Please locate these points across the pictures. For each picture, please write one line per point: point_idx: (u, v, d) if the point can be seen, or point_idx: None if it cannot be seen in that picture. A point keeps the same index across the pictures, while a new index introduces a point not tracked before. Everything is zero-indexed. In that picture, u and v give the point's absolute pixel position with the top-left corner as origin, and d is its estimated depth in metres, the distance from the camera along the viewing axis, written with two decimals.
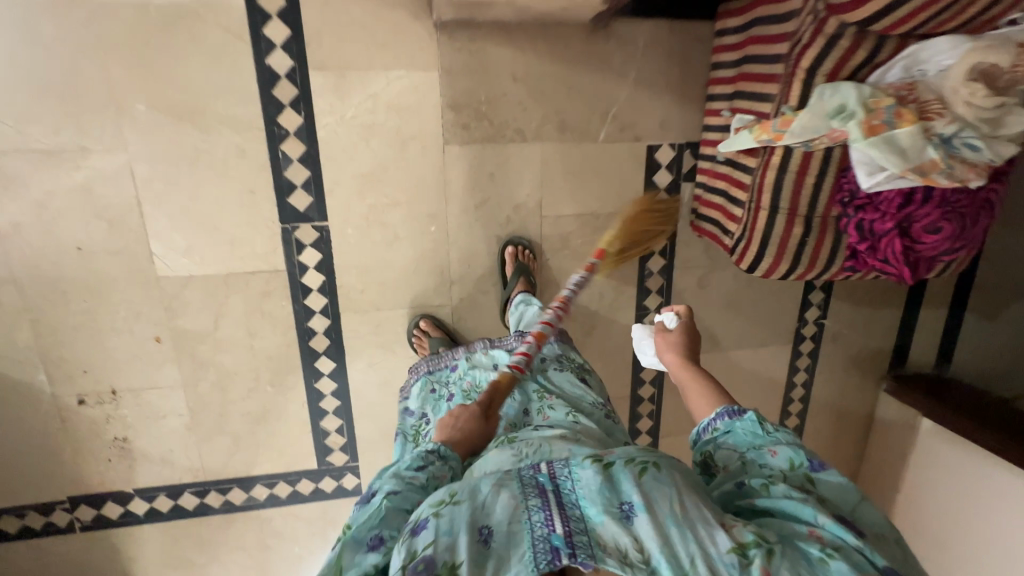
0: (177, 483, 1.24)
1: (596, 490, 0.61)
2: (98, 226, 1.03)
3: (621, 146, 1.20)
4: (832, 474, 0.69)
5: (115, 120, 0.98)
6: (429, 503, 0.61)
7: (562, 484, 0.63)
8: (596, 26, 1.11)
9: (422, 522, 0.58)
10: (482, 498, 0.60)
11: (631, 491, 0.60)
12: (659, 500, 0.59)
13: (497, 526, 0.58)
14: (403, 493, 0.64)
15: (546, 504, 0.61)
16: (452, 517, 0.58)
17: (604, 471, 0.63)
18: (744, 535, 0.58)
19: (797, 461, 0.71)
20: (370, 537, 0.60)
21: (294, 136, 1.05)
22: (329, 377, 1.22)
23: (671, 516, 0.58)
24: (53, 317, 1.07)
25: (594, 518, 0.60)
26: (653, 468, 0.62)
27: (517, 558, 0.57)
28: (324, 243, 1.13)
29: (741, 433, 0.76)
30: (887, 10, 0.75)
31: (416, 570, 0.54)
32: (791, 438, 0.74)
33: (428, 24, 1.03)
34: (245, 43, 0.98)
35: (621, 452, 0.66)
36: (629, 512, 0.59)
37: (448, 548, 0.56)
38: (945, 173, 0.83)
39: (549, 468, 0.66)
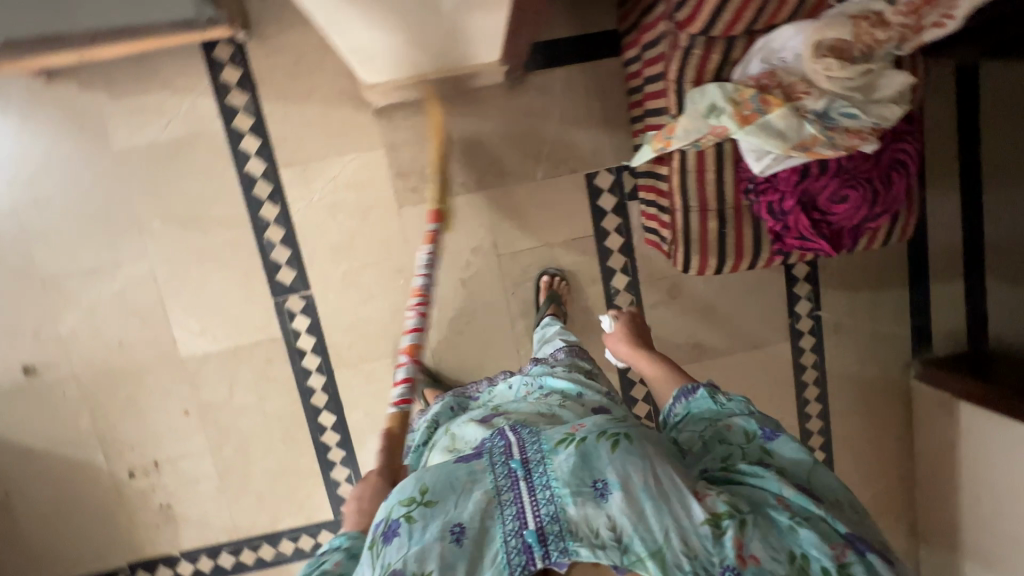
0: (215, 543, 1.38)
1: (568, 471, 0.57)
2: (133, 322, 1.27)
3: (560, 179, 1.31)
4: (787, 441, 0.67)
5: (138, 237, 1.24)
6: (399, 503, 0.58)
7: (533, 470, 0.59)
8: (513, 83, 1.26)
9: (394, 529, 0.55)
10: (454, 498, 0.57)
11: (605, 468, 0.57)
12: (633, 475, 0.56)
13: (469, 523, 0.55)
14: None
15: (518, 497, 0.57)
16: (424, 522, 0.55)
17: (576, 452, 0.59)
18: (717, 506, 0.56)
19: (752, 432, 0.68)
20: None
21: (273, 223, 1.25)
22: (332, 429, 1.35)
23: (644, 490, 0.56)
24: (105, 403, 1.29)
25: (565, 499, 0.56)
26: (625, 441, 0.59)
27: (491, 555, 0.55)
28: (311, 309, 1.30)
29: (699, 412, 0.75)
30: (715, 16, 0.83)
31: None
32: (743, 407, 0.72)
33: (368, 113, 1.23)
34: (227, 157, 1.22)
35: (592, 424, 0.62)
36: (603, 491, 0.56)
37: (420, 558, 0.53)
38: (828, 144, 0.86)
39: (521, 451, 0.61)
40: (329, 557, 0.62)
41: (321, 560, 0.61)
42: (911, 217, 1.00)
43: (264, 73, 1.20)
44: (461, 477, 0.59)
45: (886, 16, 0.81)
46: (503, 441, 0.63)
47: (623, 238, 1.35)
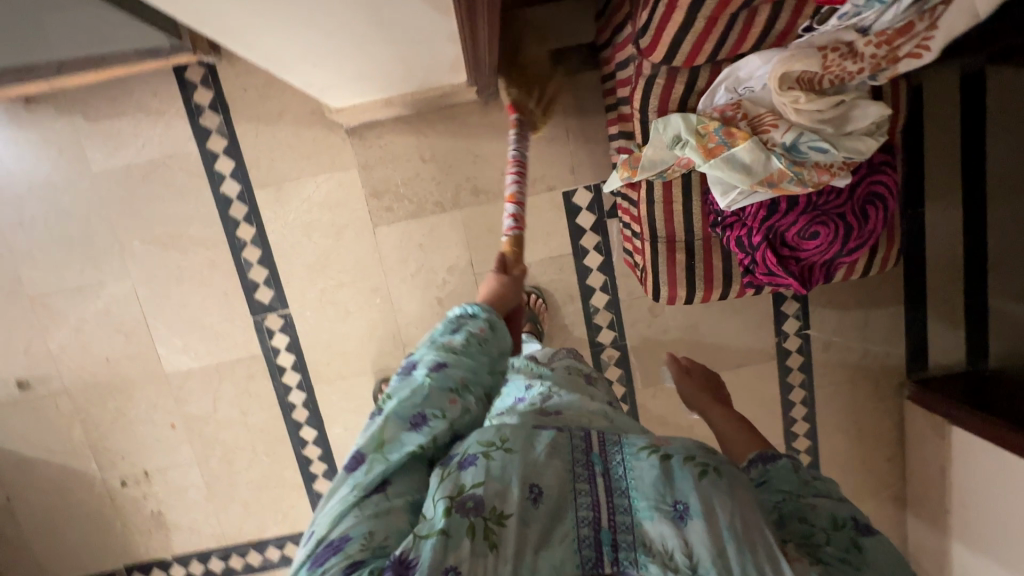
0: (205, 548, 1.43)
1: (649, 483, 0.52)
2: (119, 339, 1.30)
3: (537, 197, 1.29)
4: (882, 541, 0.55)
5: (120, 256, 1.26)
6: (477, 440, 0.54)
7: (610, 467, 0.55)
8: (487, 100, 1.23)
9: (471, 458, 0.52)
10: (537, 451, 0.54)
11: (690, 491, 0.51)
12: (720, 509, 0.50)
13: (550, 488, 0.51)
14: (449, 363, 0.60)
15: (594, 490, 0.52)
16: (503, 464, 0.52)
17: (661, 461, 0.53)
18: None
19: (841, 518, 0.56)
20: (412, 414, 0.57)
21: (250, 244, 1.27)
22: (314, 443, 1.38)
23: (729, 530, 0.49)
24: (96, 416, 1.34)
25: (642, 511, 0.51)
26: (716, 473, 0.52)
27: (560, 533, 0.50)
28: (290, 327, 1.31)
29: (778, 481, 0.62)
30: (674, 46, 0.78)
31: (464, 504, 0.48)
32: (835, 491, 0.60)
33: (341, 133, 1.23)
34: (203, 178, 1.23)
35: (680, 444, 0.56)
36: (683, 514, 0.50)
37: (499, 495, 0.50)
38: (795, 180, 0.82)
39: (599, 445, 0.57)
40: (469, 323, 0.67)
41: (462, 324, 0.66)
42: (892, 249, 0.96)
43: (235, 94, 1.20)
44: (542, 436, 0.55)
45: (857, 47, 0.76)
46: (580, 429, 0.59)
47: (603, 256, 1.32)
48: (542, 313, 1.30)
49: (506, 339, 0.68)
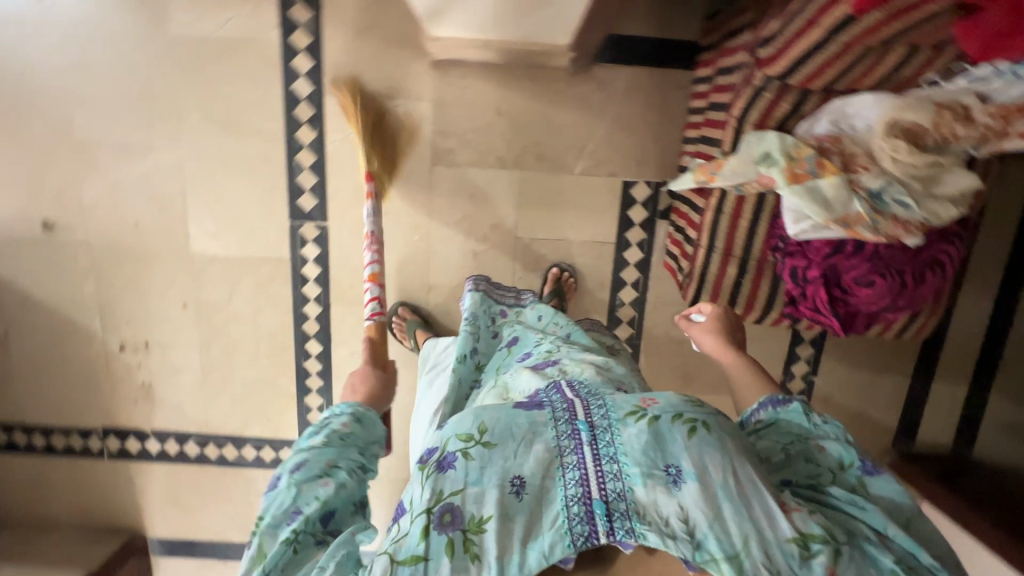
0: (185, 430, 1.46)
1: (640, 451, 0.68)
2: (152, 207, 1.29)
3: (596, 181, 1.29)
4: (886, 480, 0.72)
5: (176, 126, 1.25)
6: (458, 437, 0.72)
7: (600, 436, 0.71)
8: (577, 70, 1.22)
9: (450, 462, 0.69)
10: (512, 445, 0.70)
11: (679, 455, 0.67)
12: (711, 470, 0.66)
13: (529, 479, 0.68)
14: (310, 461, 0.74)
15: (581, 460, 0.69)
16: (479, 463, 0.69)
17: (650, 428, 0.70)
18: (809, 527, 0.64)
19: (847, 462, 0.73)
20: (285, 512, 0.70)
21: (307, 148, 1.26)
22: (316, 358, 1.39)
23: (723, 488, 0.65)
24: (111, 276, 1.34)
25: (634, 477, 0.67)
26: (703, 430, 0.69)
27: (550, 513, 0.66)
28: (323, 240, 1.31)
29: (787, 423, 0.79)
30: (797, 65, 0.77)
31: (442, 520, 0.66)
32: (839, 434, 0.76)
33: (426, 62, 1.21)
34: (277, 71, 1.21)
35: (666, 405, 0.73)
36: (676, 479, 0.66)
37: (476, 500, 0.67)
38: (870, 227, 0.83)
39: (586, 417, 0.73)
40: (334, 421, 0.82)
41: (328, 423, 0.81)
42: (930, 318, 0.98)
43: None
44: (522, 425, 0.72)
45: (973, 113, 0.78)
46: (565, 404, 0.76)
47: (643, 254, 1.33)
48: (571, 291, 1.33)
49: (372, 427, 0.84)
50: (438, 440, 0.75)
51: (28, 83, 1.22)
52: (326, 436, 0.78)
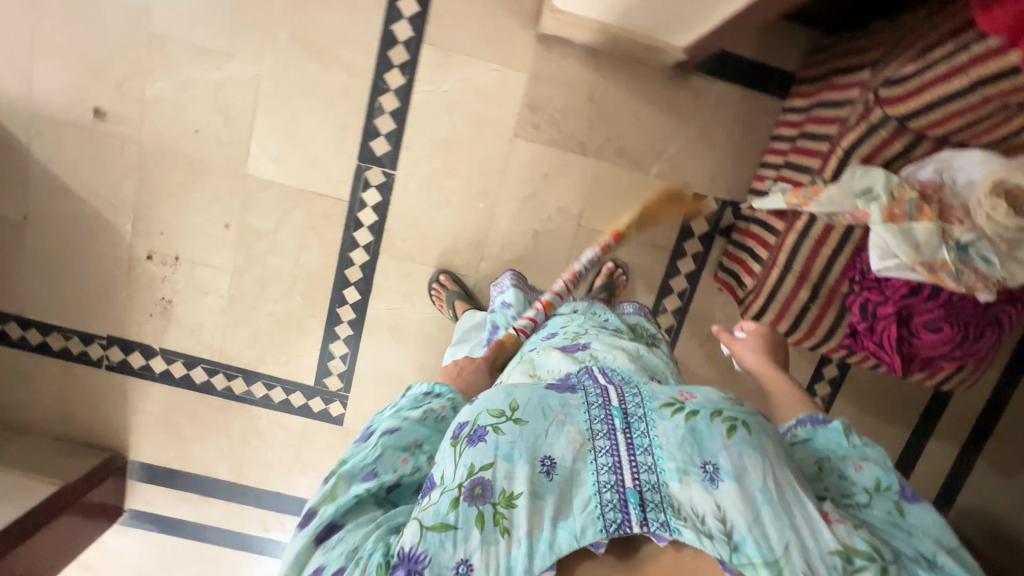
0: (195, 355, 1.39)
1: (676, 445, 0.60)
2: (217, 118, 1.23)
3: (668, 185, 1.30)
4: (924, 509, 0.63)
5: (263, 40, 1.20)
6: (489, 412, 0.63)
7: (634, 425, 0.63)
8: (675, 75, 1.24)
9: (481, 436, 0.61)
10: (543, 424, 0.62)
11: (717, 453, 0.59)
12: (750, 472, 0.57)
13: (560, 460, 0.60)
14: (402, 430, 0.68)
15: (614, 448, 0.62)
16: (509, 439, 0.60)
17: (685, 423, 0.62)
18: (853, 540, 0.56)
19: (885, 484, 0.64)
20: (364, 471, 0.65)
21: (392, 92, 1.22)
22: (351, 306, 1.36)
23: (763, 492, 0.57)
24: (155, 180, 1.27)
25: (669, 473, 0.59)
26: (743, 429, 0.60)
27: (581, 497, 0.59)
28: (386, 188, 1.28)
29: (821, 443, 0.70)
30: (926, 108, 0.82)
31: (472, 492, 0.58)
32: (880, 456, 0.66)
33: (532, 33, 1.21)
34: (381, 8, 1.18)
35: (705, 401, 0.65)
36: (713, 477, 0.58)
37: (507, 475, 0.59)
38: (953, 276, 0.88)
39: (621, 402, 0.66)
40: (432, 399, 0.73)
41: (426, 398, 0.73)
42: (970, 373, 1.05)
43: None
44: (552, 406, 0.64)
45: None
46: (598, 388, 0.68)
47: (695, 266, 1.36)
48: (621, 286, 1.33)
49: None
50: (467, 414, 0.64)
51: None
52: (423, 412, 0.71)
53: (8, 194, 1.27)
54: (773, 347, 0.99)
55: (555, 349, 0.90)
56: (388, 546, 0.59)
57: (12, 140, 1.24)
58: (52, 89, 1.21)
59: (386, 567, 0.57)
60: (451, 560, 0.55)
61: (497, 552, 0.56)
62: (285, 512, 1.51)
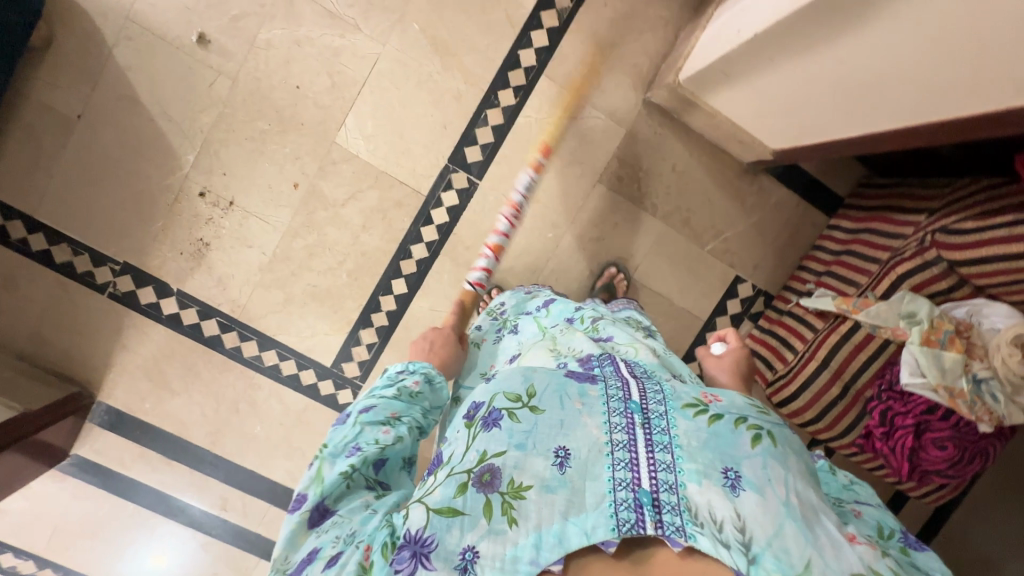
0: (213, 306, 1.30)
1: (697, 447, 0.59)
2: (323, 80, 1.23)
3: (718, 264, 1.41)
4: (932, 557, 0.61)
5: (393, 24, 1.22)
6: (505, 395, 0.64)
7: (653, 421, 0.62)
8: (747, 170, 1.38)
9: (496, 420, 0.62)
10: (560, 412, 0.62)
11: (740, 462, 0.58)
12: (772, 484, 0.56)
13: (575, 452, 0.60)
14: (377, 407, 0.72)
15: (632, 443, 0.60)
16: (527, 426, 0.61)
17: (708, 426, 0.61)
18: (876, 564, 0.54)
19: (887, 529, 0.63)
20: (346, 450, 0.68)
21: (500, 109, 1.27)
22: (395, 297, 1.33)
23: (787, 507, 0.55)
24: (236, 120, 1.23)
25: (688, 476, 0.57)
26: (768, 440, 0.60)
27: (594, 491, 0.57)
28: (466, 194, 1.30)
29: None
30: (978, 261, 0.98)
31: (482, 479, 0.59)
32: (875, 507, 0.67)
33: (640, 97, 1.31)
34: (514, 32, 1.25)
35: (730, 404, 0.64)
36: (734, 484, 0.57)
37: (516, 465, 0.59)
38: (967, 403, 1.03)
39: (640, 398, 0.64)
40: (406, 376, 0.78)
41: (399, 377, 0.78)
42: (946, 492, 1.19)
43: (595, 2, 1.26)
44: (571, 394, 0.64)
45: None
46: (620, 380, 0.67)
47: None
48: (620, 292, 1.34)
49: (440, 391, 0.80)
50: (483, 394, 0.66)
51: None
52: (397, 389, 0.76)
53: (70, 88, 1.19)
54: (749, 376, 0.95)
55: (576, 333, 0.87)
56: (390, 528, 0.60)
57: (95, 37, 1.18)
58: (159, 2, 1.17)
59: (392, 547, 0.58)
60: (458, 545, 0.56)
61: (504, 542, 0.56)
62: (252, 496, 1.37)
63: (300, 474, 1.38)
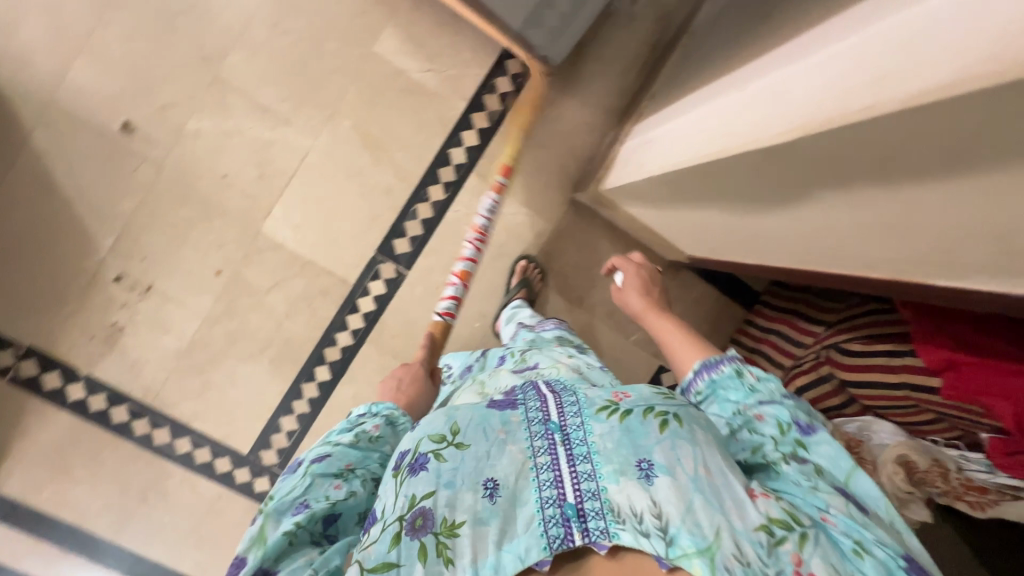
0: (124, 392, 1.26)
1: (612, 448, 0.59)
2: (251, 171, 1.23)
3: (643, 353, 1.44)
4: (823, 442, 0.63)
5: (325, 119, 1.24)
6: (429, 438, 0.62)
7: (572, 435, 0.62)
8: (670, 266, 1.43)
9: (422, 464, 0.60)
10: (485, 444, 0.61)
11: (652, 450, 0.58)
12: (682, 462, 0.57)
13: (503, 481, 0.59)
14: (331, 456, 0.66)
15: (555, 462, 0.60)
16: (455, 463, 0.59)
17: (621, 424, 0.62)
18: (772, 510, 0.55)
19: (784, 424, 0.64)
20: (292, 505, 0.62)
21: (429, 203, 1.30)
22: (317, 384, 1.31)
23: (694, 481, 0.56)
24: (159, 207, 1.21)
25: (606, 478, 0.58)
26: (675, 423, 0.60)
27: (524, 516, 0.57)
28: (393, 284, 1.31)
29: (724, 396, 0.70)
30: (864, 386, 1.05)
31: (414, 525, 0.56)
32: (774, 391, 0.67)
33: (567, 196, 1.36)
34: (445, 131, 1.28)
35: (638, 399, 0.65)
36: (648, 474, 0.57)
37: (448, 503, 0.57)
38: None
39: (559, 416, 0.65)
40: (367, 420, 0.73)
41: (361, 421, 0.72)
42: None
43: (525, 106, 1.31)
44: (494, 425, 0.63)
45: (951, 475, 0.99)
46: (539, 400, 0.67)
47: None
48: (536, 282, 1.32)
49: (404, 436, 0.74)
50: (408, 442, 0.64)
51: (206, 3, 1.18)
52: (355, 435, 0.69)
53: None
54: (649, 284, 1.04)
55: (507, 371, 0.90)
56: None
57: (13, 120, 1.16)
58: (84, 90, 1.17)
59: None
60: None
61: None
62: None
63: (210, 566, 1.31)
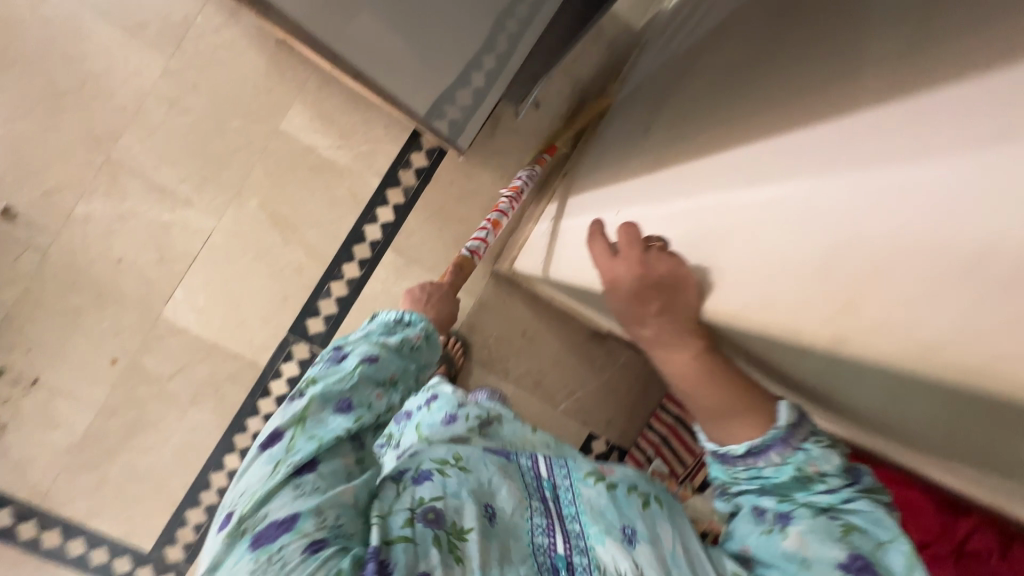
0: (8, 494, 1.16)
1: (598, 512, 0.64)
2: (150, 255, 1.17)
3: (571, 422, 1.42)
4: (864, 514, 0.52)
5: (229, 199, 1.19)
6: (432, 460, 0.63)
7: (562, 494, 0.68)
8: (596, 333, 1.42)
9: (427, 475, 0.59)
10: (486, 473, 0.64)
11: (635, 519, 0.63)
12: (662, 538, 0.61)
13: (500, 510, 0.60)
14: (381, 360, 0.65)
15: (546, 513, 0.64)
16: (457, 481, 0.60)
17: (607, 491, 0.67)
18: None
19: (822, 497, 0.53)
20: (340, 398, 0.60)
21: (343, 280, 1.26)
22: (226, 473, 1.23)
23: (674, 556, 0.59)
24: (45, 296, 1.14)
25: (594, 538, 0.62)
26: (655, 504, 0.67)
27: (520, 548, 0.57)
28: (307, 364, 1.25)
29: (771, 479, 0.55)
30: None
31: (426, 517, 0.53)
32: (828, 465, 0.53)
33: (488, 268, 1.35)
34: (358, 208, 1.25)
35: (622, 476, 0.71)
36: (632, 538, 0.61)
37: (456, 509, 0.56)
38: None
39: (549, 475, 0.71)
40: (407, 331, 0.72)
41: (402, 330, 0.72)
42: None
43: (441, 181, 1.29)
44: (492, 461, 0.67)
45: None
46: (529, 459, 0.72)
47: None
48: (458, 358, 1.31)
49: (435, 351, 0.75)
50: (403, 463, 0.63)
51: (97, 83, 1.13)
52: (400, 340, 0.70)
53: None
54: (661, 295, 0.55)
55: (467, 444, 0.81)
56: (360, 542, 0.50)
57: None
58: None
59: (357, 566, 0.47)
60: None
61: None
62: None
63: None
